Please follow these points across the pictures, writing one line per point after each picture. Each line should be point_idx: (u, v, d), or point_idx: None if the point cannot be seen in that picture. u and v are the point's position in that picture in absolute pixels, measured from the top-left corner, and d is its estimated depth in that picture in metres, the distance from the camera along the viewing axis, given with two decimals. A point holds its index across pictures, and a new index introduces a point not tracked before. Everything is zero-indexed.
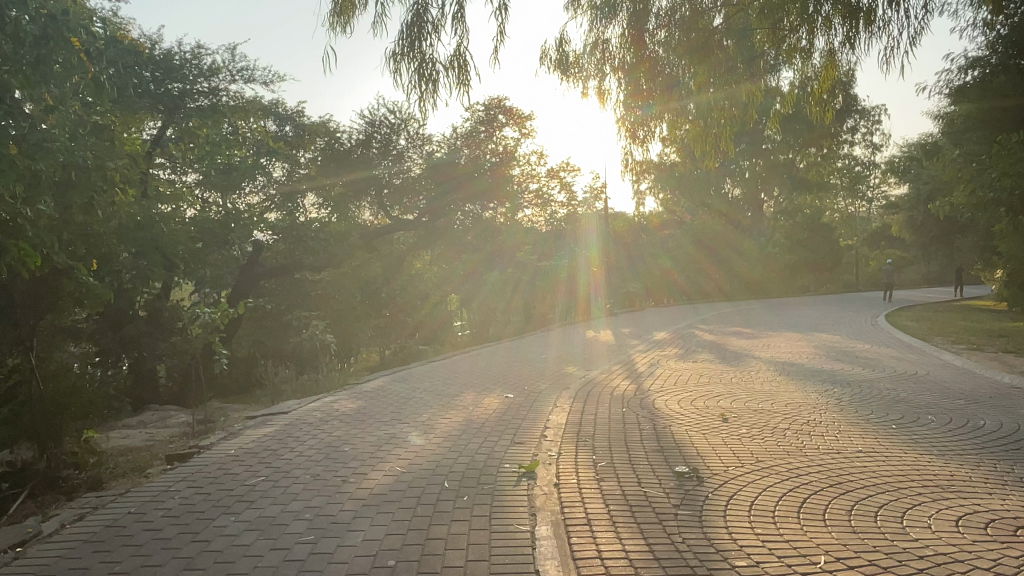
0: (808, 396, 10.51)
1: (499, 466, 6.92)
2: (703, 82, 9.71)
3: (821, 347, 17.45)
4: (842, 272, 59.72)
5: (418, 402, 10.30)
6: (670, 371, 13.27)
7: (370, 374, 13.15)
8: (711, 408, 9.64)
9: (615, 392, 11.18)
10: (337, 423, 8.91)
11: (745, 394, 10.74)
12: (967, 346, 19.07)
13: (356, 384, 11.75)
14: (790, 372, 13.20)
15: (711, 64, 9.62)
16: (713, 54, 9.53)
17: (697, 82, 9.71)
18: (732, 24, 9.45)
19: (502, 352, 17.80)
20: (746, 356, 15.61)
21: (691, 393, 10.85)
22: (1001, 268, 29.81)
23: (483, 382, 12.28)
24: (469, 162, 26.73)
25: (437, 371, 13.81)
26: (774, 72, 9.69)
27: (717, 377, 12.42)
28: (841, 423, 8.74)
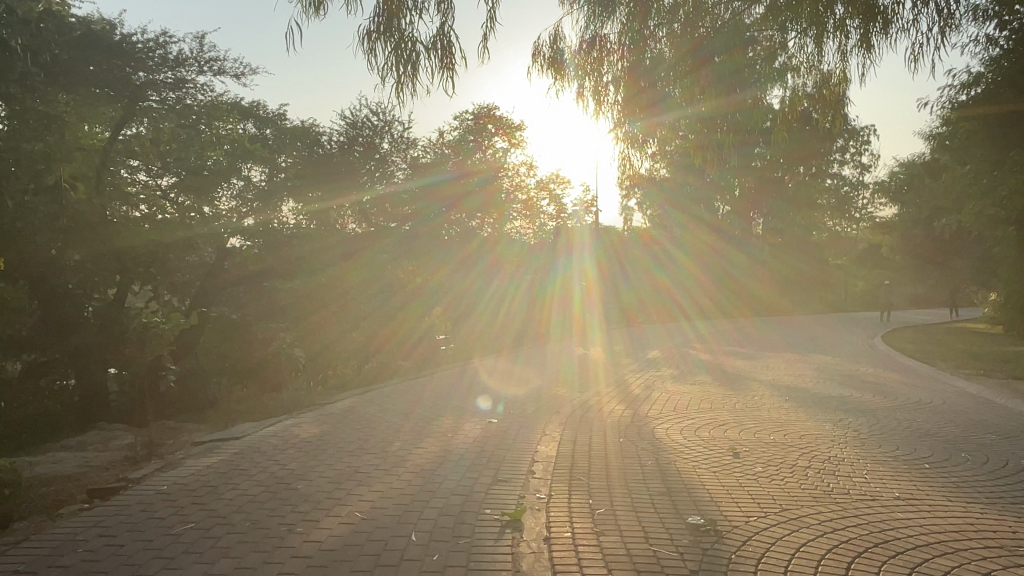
0: (823, 428, 9.50)
1: (478, 512, 5.84)
2: (688, 97, 8.47)
3: (823, 370, 16.47)
4: (833, 292, 59.14)
5: (389, 427, 9.18)
6: (667, 395, 12.22)
7: (340, 393, 12.02)
8: (718, 440, 8.59)
9: (611, 418, 10.11)
10: (295, 451, 7.80)
11: (753, 424, 9.70)
12: (973, 370, 18.17)
13: (324, 405, 10.63)
14: (797, 398, 12.15)
15: (700, 78, 8.36)
16: (702, 71, 8.34)
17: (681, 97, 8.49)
18: (724, 31, 8.24)
19: (485, 370, 16.70)
20: (746, 379, 14.59)
21: (694, 422, 9.81)
22: (998, 291, 29.14)
23: (465, 403, 11.21)
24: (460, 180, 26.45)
25: (415, 390, 12.68)
26: (776, 83, 8.44)
27: (719, 403, 11.42)
28: (869, 461, 7.70)
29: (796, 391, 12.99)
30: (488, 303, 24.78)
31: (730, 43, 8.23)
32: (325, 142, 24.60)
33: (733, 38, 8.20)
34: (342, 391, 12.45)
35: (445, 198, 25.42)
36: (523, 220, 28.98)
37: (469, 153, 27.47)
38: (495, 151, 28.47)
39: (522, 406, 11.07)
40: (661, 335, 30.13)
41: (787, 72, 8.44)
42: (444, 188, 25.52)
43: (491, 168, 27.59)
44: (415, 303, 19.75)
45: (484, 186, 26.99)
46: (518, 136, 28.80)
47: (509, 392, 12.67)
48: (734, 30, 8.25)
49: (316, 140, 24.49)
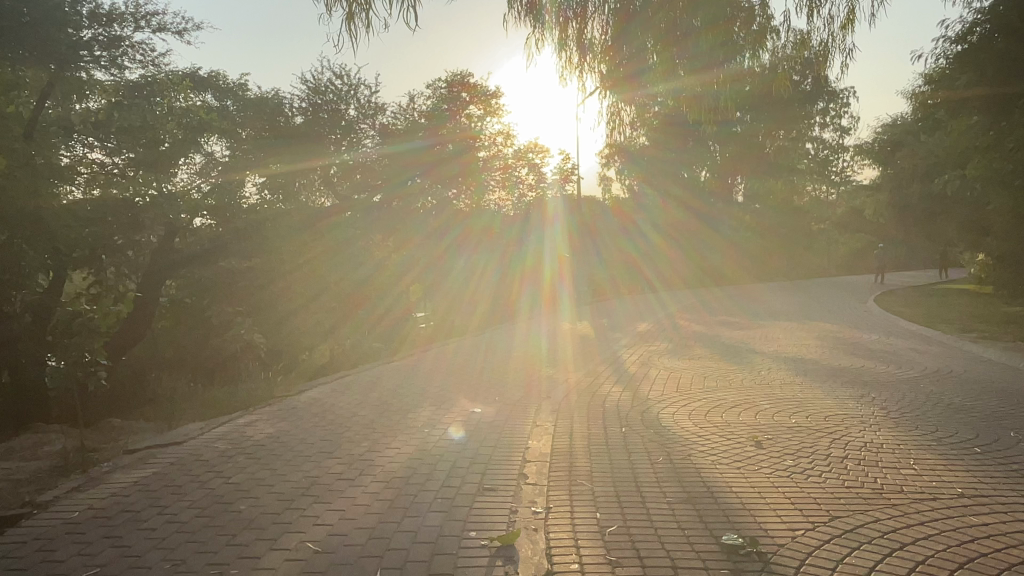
0: (846, 406, 8.45)
1: (463, 536, 4.71)
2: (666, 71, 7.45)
3: (825, 339, 15.47)
4: (815, 257, 58.54)
5: (358, 422, 8.01)
6: (666, 372, 11.16)
7: (305, 383, 10.79)
8: (735, 427, 7.52)
9: (608, 402, 9.01)
10: (244, 459, 6.61)
11: (769, 405, 8.65)
12: (978, 333, 17.32)
13: (285, 397, 9.44)
14: (809, 371, 11.13)
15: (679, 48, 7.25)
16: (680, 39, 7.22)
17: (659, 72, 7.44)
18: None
19: (466, 350, 15.56)
20: (746, 351, 13.55)
21: (702, 404, 8.74)
22: (991, 250, 28.39)
23: (443, 391, 10.05)
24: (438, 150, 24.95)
25: (388, 376, 11.48)
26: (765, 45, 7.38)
27: (725, 380, 10.37)
28: (912, 445, 6.65)
29: (805, 363, 11.97)
30: (467, 278, 23.63)
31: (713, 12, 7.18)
32: (289, 110, 23.84)
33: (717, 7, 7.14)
34: (309, 381, 11.26)
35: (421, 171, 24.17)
36: (501, 190, 27.14)
37: (446, 122, 25.72)
38: (472, 118, 26.54)
39: (509, 392, 9.98)
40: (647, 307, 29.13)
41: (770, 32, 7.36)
42: (418, 157, 24.24)
43: (468, 136, 25.68)
44: (389, 280, 18.53)
45: (460, 156, 25.22)
46: (496, 103, 27.03)
47: (492, 375, 11.55)
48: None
49: (280, 109, 23.71)
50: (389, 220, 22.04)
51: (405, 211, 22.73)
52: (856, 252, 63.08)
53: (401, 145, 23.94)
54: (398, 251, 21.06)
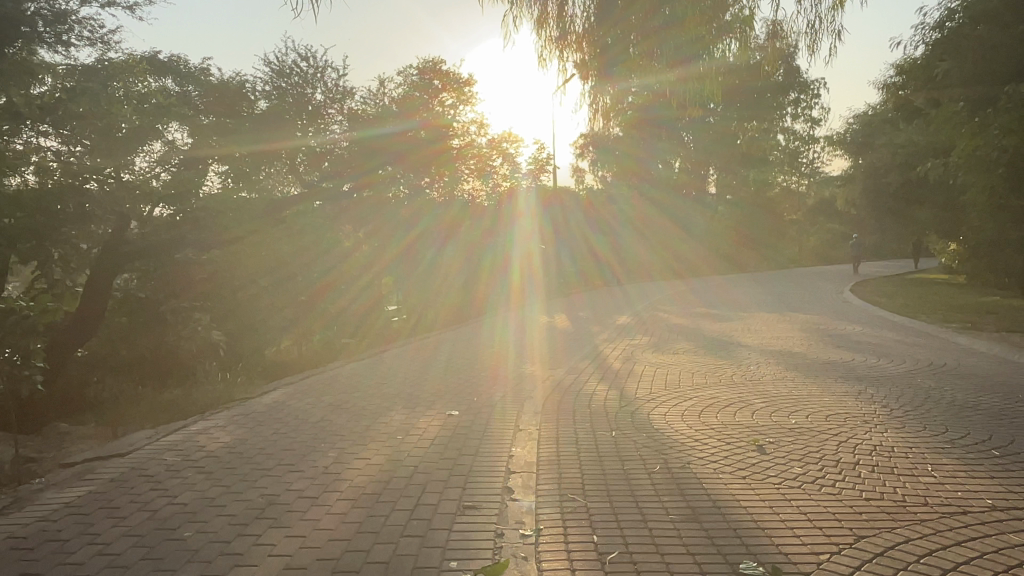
0: (845, 404, 7.98)
1: (443, 569, 4.08)
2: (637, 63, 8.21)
3: (809, 331, 15.07)
4: (787, 247, 58.71)
5: (323, 428, 7.33)
6: (650, 368, 10.60)
7: (269, 383, 10.07)
8: (732, 429, 6.98)
9: (592, 401, 8.46)
10: (194, 474, 5.92)
11: (764, 403, 8.14)
12: (960, 323, 17.06)
13: (245, 400, 8.73)
14: (799, 365, 10.66)
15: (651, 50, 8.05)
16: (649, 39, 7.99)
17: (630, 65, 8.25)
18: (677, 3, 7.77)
19: (440, 346, 14.89)
20: (730, 345, 13.07)
21: (692, 402, 8.23)
22: (965, 240, 28.39)
23: (416, 391, 9.40)
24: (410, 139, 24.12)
25: (357, 374, 10.78)
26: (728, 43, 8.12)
27: (713, 375, 9.88)
28: (926, 449, 6.19)
29: (793, 357, 11.51)
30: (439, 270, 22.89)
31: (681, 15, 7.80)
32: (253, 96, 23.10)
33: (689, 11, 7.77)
34: (273, 381, 10.54)
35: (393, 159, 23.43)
36: (475, 179, 26.43)
37: (418, 109, 24.90)
38: (444, 105, 25.78)
39: (486, 391, 9.36)
40: (623, 299, 28.64)
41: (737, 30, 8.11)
42: (392, 145, 23.46)
43: (440, 123, 24.84)
44: (359, 273, 17.78)
45: (434, 147, 24.47)
46: (468, 91, 26.46)
47: (467, 373, 10.90)
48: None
49: (245, 96, 23.10)
50: (359, 210, 21.24)
51: (377, 201, 21.94)
52: (827, 243, 63.37)
53: (371, 131, 23.12)
54: (368, 242, 20.27)
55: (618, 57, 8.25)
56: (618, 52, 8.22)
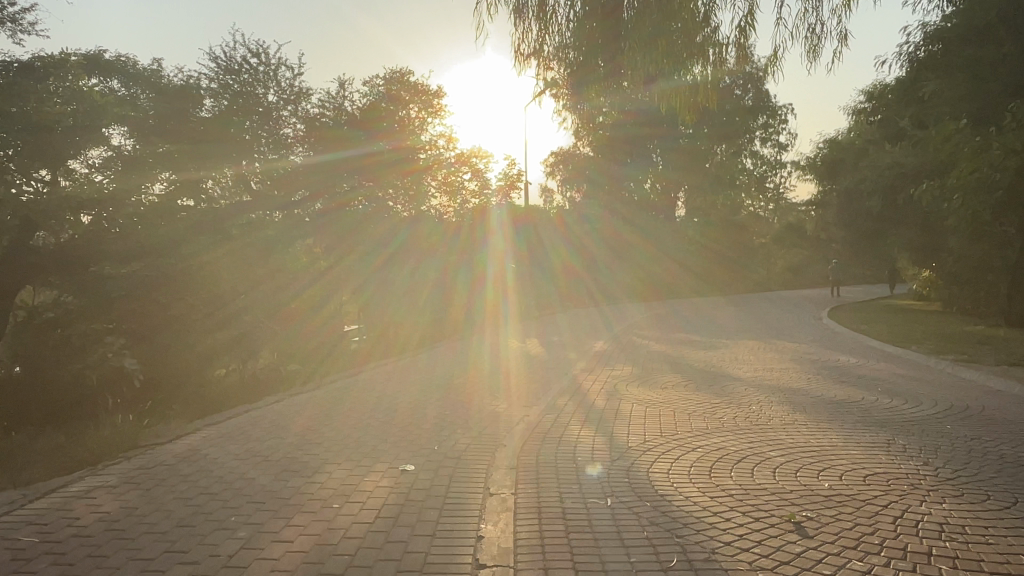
0: (879, 461, 6.69)
1: None
2: (603, 85, 8.86)
3: (800, 362, 13.86)
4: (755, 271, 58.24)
5: (238, 490, 5.78)
6: (640, 407, 9.19)
7: (192, 422, 8.49)
8: (755, 494, 5.62)
9: (577, 450, 7.05)
10: (52, 565, 4.37)
11: (783, 457, 6.78)
12: (955, 354, 16.02)
13: (155, 447, 7.17)
14: (807, 406, 9.34)
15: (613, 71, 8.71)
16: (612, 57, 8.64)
17: (597, 84, 8.86)
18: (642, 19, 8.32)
19: (401, 373, 13.34)
20: (721, 377, 11.78)
21: (698, 455, 6.85)
22: (942, 267, 27.80)
23: (366, 435, 7.87)
24: (378, 157, 22.36)
25: (297, 412, 9.22)
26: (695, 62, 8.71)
27: (714, 418, 8.56)
28: (1006, 531, 4.89)
29: (795, 394, 10.22)
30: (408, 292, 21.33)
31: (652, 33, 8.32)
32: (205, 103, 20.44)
33: (660, 33, 8.39)
34: (199, 418, 8.94)
35: (359, 181, 21.61)
36: (444, 196, 24.91)
37: (384, 123, 22.93)
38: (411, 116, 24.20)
39: (448, 436, 7.87)
40: (597, 321, 27.24)
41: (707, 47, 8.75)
42: (361, 166, 21.71)
43: (411, 144, 23.25)
44: (320, 286, 16.11)
45: (402, 166, 22.86)
46: (436, 103, 24.87)
47: (430, 410, 9.41)
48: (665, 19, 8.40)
49: (196, 101, 20.36)
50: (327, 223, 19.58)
51: (348, 215, 20.46)
52: (795, 266, 63.10)
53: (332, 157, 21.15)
54: (328, 260, 18.65)
55: (586, 77, 8.79)
56: (588, 71, 8.77)
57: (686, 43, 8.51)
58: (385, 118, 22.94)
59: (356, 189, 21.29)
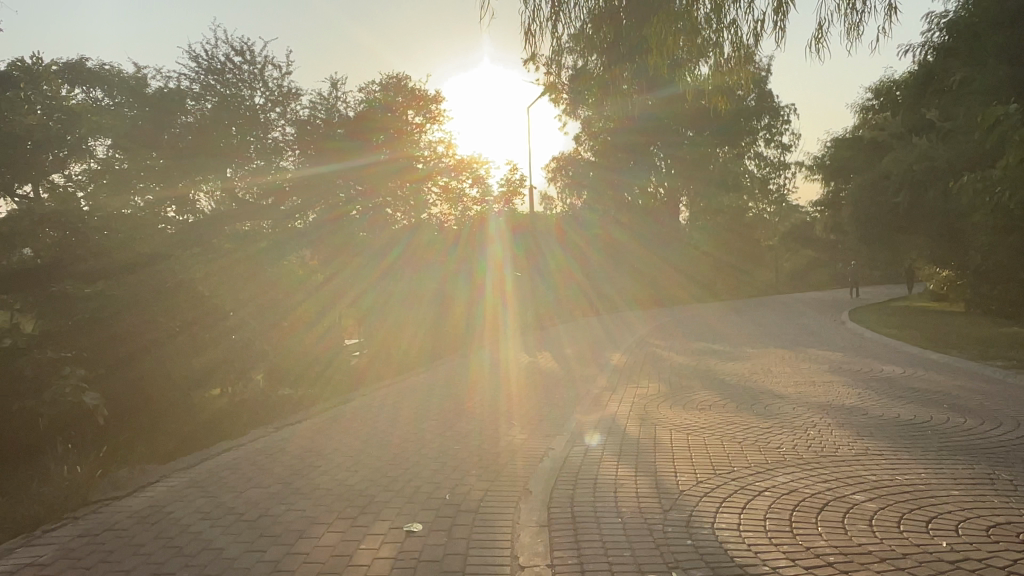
0: (992, 506, 5.47)
1: None
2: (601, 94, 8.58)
3: (842, 374, 12.58)
4: (761, 274, 57.17)
5: (201, 569, 4.56)
6: (680, 435, 7.94)
7: (161, 467, 7.28)
8: (863, 563, 4.39)
9: (618, 497, 5.84)
10: None
11: (873, 504, 5.56)
12: (1003, 360, 14.71)
13: (109, 506, 5.97)
14: (875, 432, 8.04)
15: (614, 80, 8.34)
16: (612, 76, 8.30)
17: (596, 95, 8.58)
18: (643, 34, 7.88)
19: (402, 397, 12.00)
20: (760, 395, 10.57)
21: (766, 501, 5.63)
22: (966, 266, 26.63)
23: (365, 477, 6.67)
24: (376, 167, 20.95)
25: (287, 449, 8.02)
26: (690, 65, 8.14)
27: (769, 448, 7.33)
28: None
29: (853, 415, 8.94)
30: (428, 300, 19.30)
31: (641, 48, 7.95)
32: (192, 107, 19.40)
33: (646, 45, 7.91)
34: (171, 460, 7.74)
35: (359, 195, 20.60)
36: (444, 204, 23.66)
37: (379, 130, 21.50)
38: (412, 125, 22.83)
39: (462, 477, 6.66)
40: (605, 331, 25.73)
41: (707, 54, 8.05)
42: (359, 178, 20.62)
43: (410, 154, 21.79)
44: (324, 296, 14.86)
45: (401, 176, 21.44)
46: (435, 108, 23.58)
47: (438, 442, 8.18)
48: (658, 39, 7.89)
49: (182, 106, 19.26)
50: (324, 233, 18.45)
51: (344, 225, 19.61)
52: (800, 267, 62.10)
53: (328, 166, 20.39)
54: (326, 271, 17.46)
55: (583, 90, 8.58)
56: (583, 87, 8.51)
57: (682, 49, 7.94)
58: (382, 126, 21.50)
59: (356, 202, 20.40)
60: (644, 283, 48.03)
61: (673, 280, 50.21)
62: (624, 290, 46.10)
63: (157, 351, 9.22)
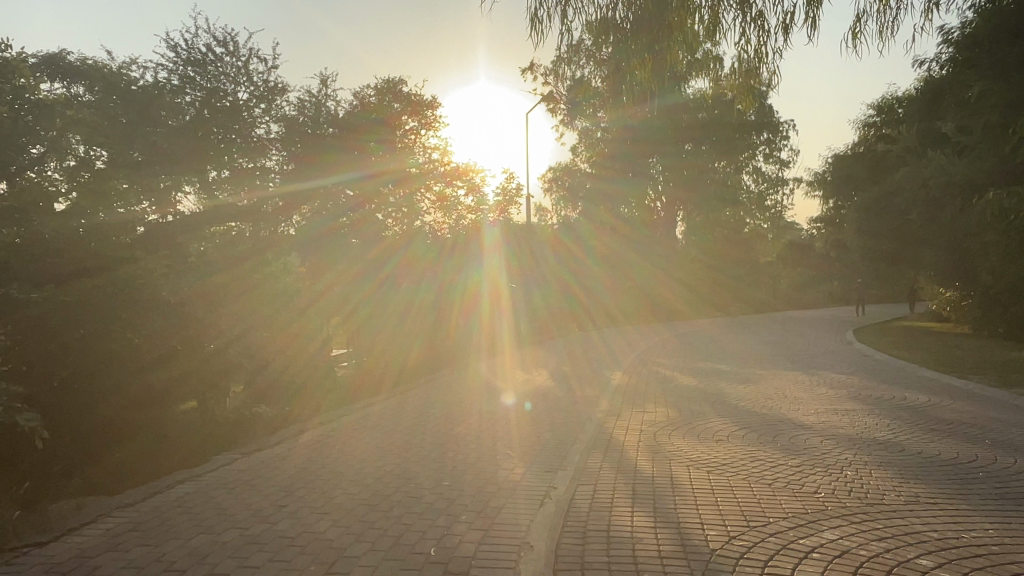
0: None
1: None
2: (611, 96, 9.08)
3: (862, 401, 11.64)
4: (759, 290, 56.50)
5: None
6: (700, 474, 6.98)
7: (97, 505, 6.26)
8: None
9: (638, 557, 4.88)
10: None
11: (947, 572, 4.63)
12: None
13: (23, 559, 4.97)
14: (919, 474, 7.11)
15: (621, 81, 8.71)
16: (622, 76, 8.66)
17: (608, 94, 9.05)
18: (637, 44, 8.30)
19: (386, 416, 11.01)
20: (780, 425, 9.63)
21: (818, 565, 4.69)
22: (974, 287, 25.86)
23: (336, 522, 5.67)
24: (368, 181, 19.72)
25: (251, 482, 7.00)
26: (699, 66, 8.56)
27: (806, 494, 6.37)
28: None
29: (888, 452, 8.03)
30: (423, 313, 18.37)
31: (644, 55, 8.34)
32: (188, 109, 18.37)
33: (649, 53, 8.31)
34: (114, 495, 6.72)
35: (350, 203, 19.30)
36: (438, 212, 22.39)
37: (371, 135, 20.43)
38: (407, 134, 21.77)
39: (450, 522, 5.67)
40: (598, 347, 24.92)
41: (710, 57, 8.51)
42: (354, 192, 19.31)
43: (404, 163, 20.68)
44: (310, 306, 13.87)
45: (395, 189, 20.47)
46: (431, 114, 22.43)
47: (424, 475, 7.18)
48: (664, 42, 8.24)
49: (178, 110, 18.15)
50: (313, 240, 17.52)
51: (338, 239, 18.41)
52: (797, 286, 61.55)
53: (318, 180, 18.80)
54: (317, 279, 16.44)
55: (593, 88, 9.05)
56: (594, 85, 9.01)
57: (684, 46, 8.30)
58: (378, 136, 20.51)
59: (347, 210, 19.08)
60: (639, 297, 46.99)
61: (669, 296, 49.19)
62: (616, 304, 44.99)
63: (117, 365, 8.19)
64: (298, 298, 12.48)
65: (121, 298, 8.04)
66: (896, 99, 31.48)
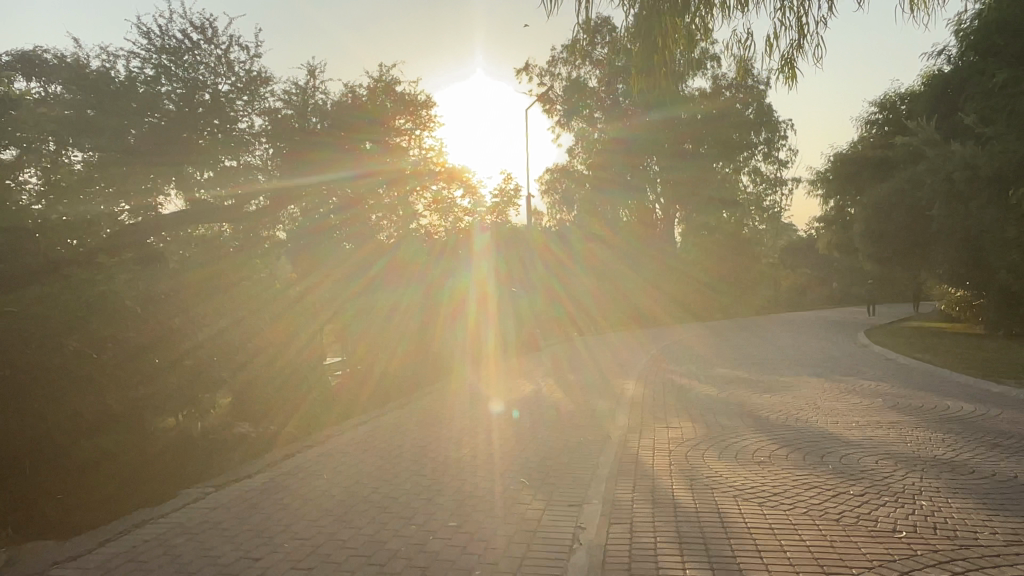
0: None
1: None
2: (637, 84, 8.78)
3: (902, 412, 10.63)
4: (760, 292, 55.59)
5: None
6: (752, 508, 5.96)
7: (37, 558, 5.18)
8: None
9: None
10: None
11: None
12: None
13: None
14: (1005, 503, 6.10)
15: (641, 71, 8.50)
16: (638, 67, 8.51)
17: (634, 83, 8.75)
18: (649, 35, 8.17)
19: (380, 433, 9.97)
20: (824, 442, 8.59)
21: None
22: (992, 285, 24.92)
23: None
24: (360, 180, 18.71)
25: (228, 522, 5.96)
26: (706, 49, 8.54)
27: (887, 534, 5.33)
28: None
29: (957, 474, 7.03)
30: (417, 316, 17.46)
31: (654, 46, 8.21)
32: (165, 100, 17.06)
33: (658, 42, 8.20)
34: (61, 543, 5.65)
35: (339, 204, 18.25)
36: (433, 215, 21.15)
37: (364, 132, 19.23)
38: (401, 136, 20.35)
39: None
40: (596, 354, 24.03)
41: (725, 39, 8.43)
42: (346, 193, 18.27)
43: (399, 166, 19.63)
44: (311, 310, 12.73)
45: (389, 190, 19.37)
46: (426, 115, 21.04)
47: (429, 510, 6.15)
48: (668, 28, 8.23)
49: (152, 103, 16.83)
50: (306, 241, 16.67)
51: (327, 239, 17.66)
52: (798, 287, 60.70)
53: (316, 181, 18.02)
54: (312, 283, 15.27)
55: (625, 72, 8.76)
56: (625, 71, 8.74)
57: (683, 36, 8.31)
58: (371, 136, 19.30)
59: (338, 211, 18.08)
60: (627, 303, 45.20)
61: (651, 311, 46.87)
62: (606, 310, 43.31)
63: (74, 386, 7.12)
64: (288, 304, 11.42)
65: (80, 308, 7.02)
66: (899, 96, 30.66)
